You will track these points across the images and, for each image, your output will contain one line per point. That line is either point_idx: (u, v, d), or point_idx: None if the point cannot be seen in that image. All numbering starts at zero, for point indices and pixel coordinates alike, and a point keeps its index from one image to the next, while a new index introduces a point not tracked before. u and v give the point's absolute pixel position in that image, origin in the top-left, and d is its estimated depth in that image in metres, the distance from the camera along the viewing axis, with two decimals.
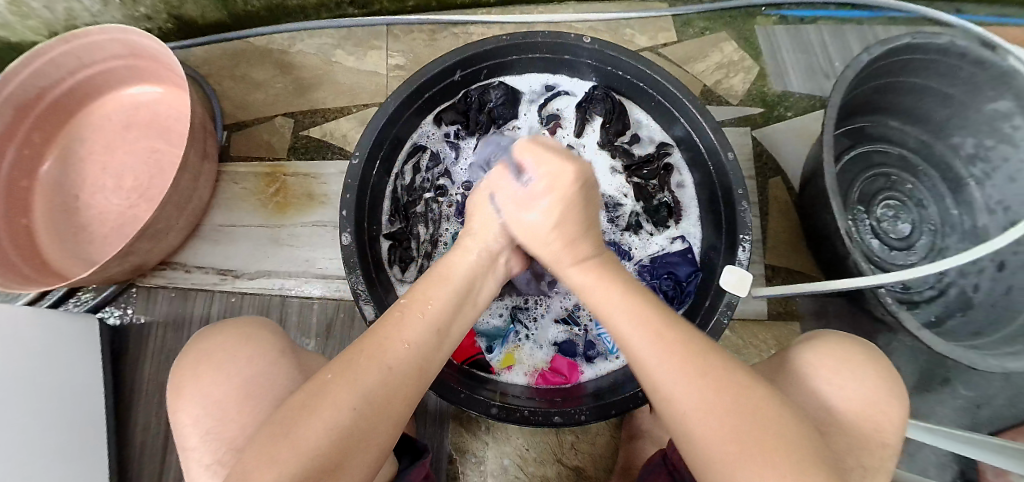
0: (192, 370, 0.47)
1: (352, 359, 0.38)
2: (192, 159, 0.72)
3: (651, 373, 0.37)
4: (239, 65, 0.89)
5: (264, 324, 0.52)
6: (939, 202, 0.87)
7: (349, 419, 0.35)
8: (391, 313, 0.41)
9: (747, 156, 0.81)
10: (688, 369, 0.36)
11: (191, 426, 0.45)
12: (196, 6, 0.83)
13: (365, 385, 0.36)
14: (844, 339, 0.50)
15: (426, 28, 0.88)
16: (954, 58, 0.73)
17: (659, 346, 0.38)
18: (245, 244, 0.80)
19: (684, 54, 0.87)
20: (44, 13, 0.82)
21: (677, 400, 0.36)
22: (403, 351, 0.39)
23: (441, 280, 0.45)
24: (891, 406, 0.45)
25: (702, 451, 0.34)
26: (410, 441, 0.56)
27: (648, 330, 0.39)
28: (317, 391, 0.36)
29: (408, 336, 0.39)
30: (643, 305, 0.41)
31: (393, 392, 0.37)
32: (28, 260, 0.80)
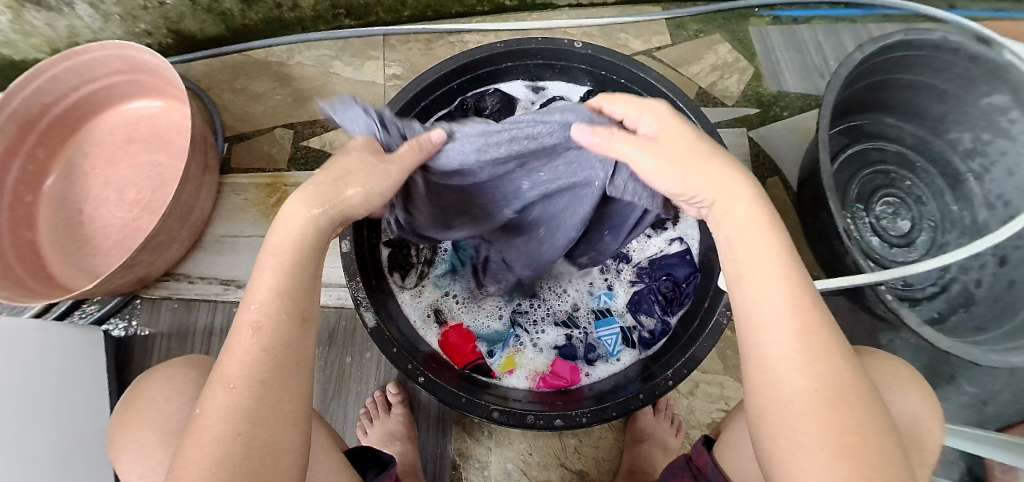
0: (126, 417, 0.48)
1: (215, 383, 0.34)
2: (193, 171, 0.73)
3: (772, 355, 0.33)
4: (239, 77, 0.90)
5: (182, 360, 0.51)
6: (937, 198, 0.87)
7: (239, 431, 0.32)
8: (237, 325, 0.35)
9: (743, 156, 0.82)
10: (816, 362, 0.32)
11: (171, 449, 0.45)
12: (196, 20, 0.84)
13: (238, 405, 0.33)
14: (901, 364, 0.48)
15: (422, 37, 0.89)
16: (949, 54, 0.73)
17: (797, 334, 0.33)
18: (246, 256, 0.81)
19: (679, 56, 0.88)
20: (47, 31, 0.84)
21: (791, 387, 0.32)
22: (251, 362, 0.34)
23: (280, 256, 0.37)
24: (931, 423, 0.45)
25: (787, 434, 0.31)
26: (373, 452, 0.54)
27: (792, 315, 0.33)
28: (192, 428, 0.33)
29: (262, 340, 0.34)
30: (804, 288, 0.35)
31: (274, 400, 0.34)
32: (33, 275, 0.81)
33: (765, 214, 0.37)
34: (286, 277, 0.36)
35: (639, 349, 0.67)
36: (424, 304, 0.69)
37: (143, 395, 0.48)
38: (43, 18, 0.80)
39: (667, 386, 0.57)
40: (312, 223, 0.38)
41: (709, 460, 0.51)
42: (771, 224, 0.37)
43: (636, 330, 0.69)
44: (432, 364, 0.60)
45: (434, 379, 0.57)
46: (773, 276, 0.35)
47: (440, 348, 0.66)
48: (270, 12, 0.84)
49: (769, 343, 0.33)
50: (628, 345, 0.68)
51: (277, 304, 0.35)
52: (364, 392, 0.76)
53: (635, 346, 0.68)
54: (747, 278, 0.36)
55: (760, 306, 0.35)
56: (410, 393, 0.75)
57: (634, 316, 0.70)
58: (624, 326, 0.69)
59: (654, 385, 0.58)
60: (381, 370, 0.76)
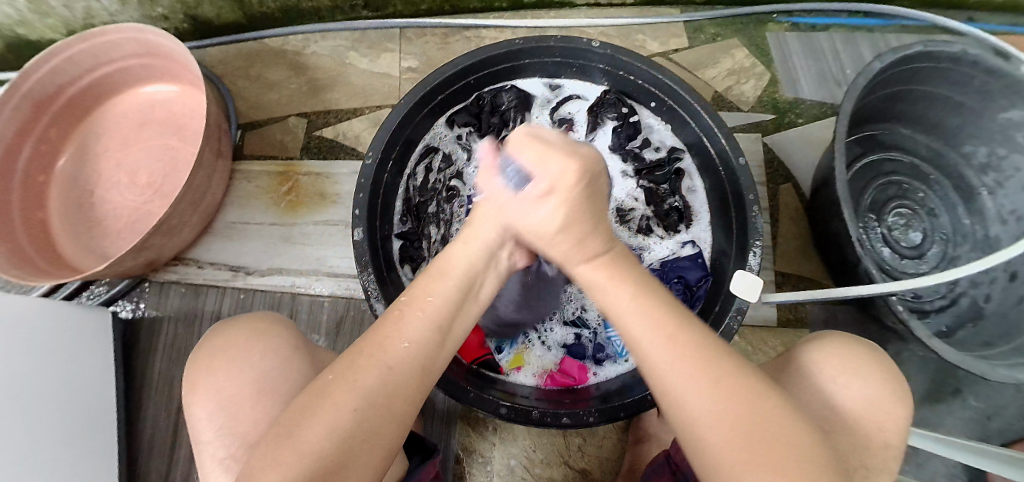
0: (207, 364, 0.48)
1: (348, 362, 0.37)
2: (206, 157, 0.73)
3: (677, 388, 0.36)
4: (254, 65, 0.90)
5: (276, 319, 0.52)
6: (951, 211, 0.86)
7: (356, 409, 0.35)
8: (387, 315, 0.40)
9: (756, 162, 0.81)
10: (714, 386, 0.35)
11: (242, 405, 0.46)
12: (214, 6, 0.85)
13: (366, 386, 0.36)
14: (859, 346, 0.49)
15: (439, 31, 0.89)
16: (967, 66, 0.73)
17: (690, 364, 0.36)
18: (257, 242, 0.80)
19: (695, 59, 0.88)
20: (66, 12, 0.84)
21: (696, 411, 0.35)
22: (403, 352, 0.38)
23: (449, 269, 0.43)
24: (891, 407, 0.45)
25: (708, 455, 0.35)
26: (421, 440, 0.58)
27: (674, 344, 0.37)
28: (318, 396, 0.36)
29: (409, 332, 0.39)
30: (675, 318, 0.39)
31: (393, 391, 0.37)
32: (42, 254, 0.81)
33: (604, 264, 0.43)
34: (445, 288, 0.42)
35: None
36: None
37: (206, 358, 0.49)
38: None
39: None
40: (478, 253, 0.45)
41: (687, 458, 0.52)
42: (617, 278, 0.42)
43: None
44: None
45: (443, 372, 0.57)
46: (644, 320, 0.39)
47: None
48: (288, 0, 0.84)
49: (673, 380, 0.36)
50: None
51: (430, 313, 0.40)
52: None
53: None
54: (625, 328, 0.40)
55: (644, 342, 0.38)
56: None
57: None
58: None
59: None
60: None
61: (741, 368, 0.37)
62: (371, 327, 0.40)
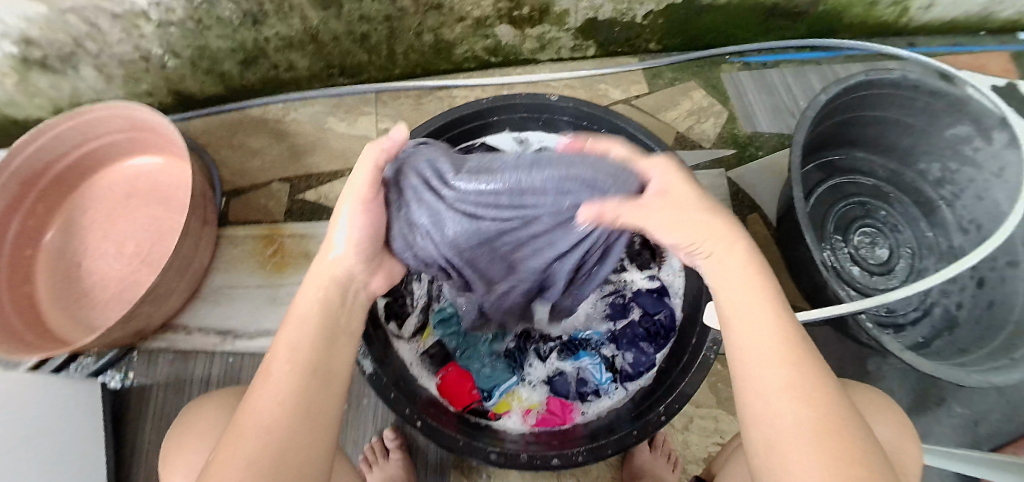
0: (180, 439, 0.52)
1: (233, 432, 0.36)
2: (193, 225, 0.75)
3: (767, 396, 0.35)
4: (236, 135, 0.93)
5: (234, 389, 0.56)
6: (914, 226, 0.92)
7: (253, 472, 0.33)
8: (258, 374, 0.39)
9: (723, 196, 0.85)
10: (805, 400, 0.35)
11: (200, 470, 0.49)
12: (196, 81, 0.89)
13: (246, 450, 0.34)
14: (873, 391, 0.52)
15: (412, 93, 0.94)
16: (910, 90, 0.80)
17: (795, 391, 0.35)
18: (243, 305, 0.83)
19: (656, 104, 0.93)
20: (51, 92, 0.87)
21: (789, 416, 0.34)
22: (274, 409, 0.37)
23: (294, 313, 0.43)
24: (910, 445, 0.49)
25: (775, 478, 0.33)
26: None
27: (781, 358, 0.36)
28: (208, 476, 0.34)
29: (277, 393, 0.37)
30: (798, 338, 0.38)
31: (291, 436, 0.36)
32: (31, 330, 0.82)
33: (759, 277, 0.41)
34: (303, 355, 0.40)
35: (626, 378, 0.70)
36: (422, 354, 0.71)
37: (177, 436, 0.53)
38: (49, 80, 0.84)
39: (661, 421, 0.59)
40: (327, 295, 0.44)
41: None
42: (769, 301, 0.40)
43: (620, 358, 0.71)
44: (431, 409, 0.62)
45: (433, 423, 0.59)
46: (758, 306, 0.39)
47: (440, 392, 0.67)
48: (268, 72, 0.89)
49: (781, 411, 0.35)
50: (615, 373, 0.70)
51: (299, 357, 0.40)
52: (362, 438, 0.76)
53: (621, 376, 0.70)
54: (731, 325, 0.40)
55: (758, 368, 0.37)
56: (408, 437, 0.76)
57: (616, 346, 0.72)
58: (607, 355, 0.72)
59: (647, 420, 0.60)
60: (378, 415, 0.77)
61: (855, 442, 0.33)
62: (250, 389, 0.39)
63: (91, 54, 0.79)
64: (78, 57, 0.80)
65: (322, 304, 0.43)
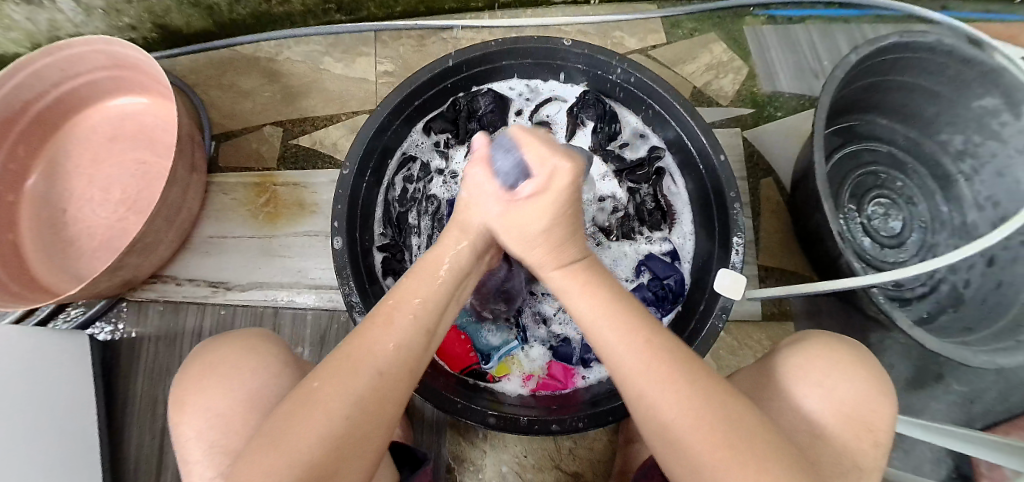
0: (194, 384, 0.48)
1: (345, 361, 0.37)
2: (180, 172, 0.71)
3: (646, 392, 0.37)
4: (226, 73, 0.88)
5: (264, 334, 0.53)
6: (930, 200, 0.89)
7: (348, 415, 0.35)
8: (375, 315, 0.39)
9: (737, 157, 0.82)
10: (681, 390, 0.36)
11: (232, 421, 0.45)
12: (182, 15, 0.82)
13: (359, 387, 0.36)
14: (844, 345, 0.49)
15: (415, 33, 0.88)
16: (942, 56, 0.74)
17: (668, 383, 0.36)
18: (234, 256, 0.80)
19: (674, 56, 0.87)
20: (26, 25, 0.81)
21: (654, 395, 0.36)
22: (389, 352, 0.37)
23: (426, 269, 0.42)
24: (880, 404, 0.46)
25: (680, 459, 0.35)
26: (408, 450, 0.57)
27: (652, 368, 0.36)
28: (306, 396, 0.36)
29: (394, 337, 0.38)
30: (644, 324, 0.39)
31: (383, 395, 0.36)
32: (15, 278, 0.79)
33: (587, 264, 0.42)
34: (424, 305, 0.40)
35: None
36: None
37: (189, 374, 0.48)
38: (23, 11, 0.77)
39: None
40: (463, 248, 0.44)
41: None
42: (595, 286, 0.41)
43: None
44: (428, 369, 0.59)
45: (429, 384, 0.56)
46: (583, 289, 0.41)
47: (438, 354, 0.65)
48: (258, 6, 0.82)
49: (670, 419, 0.35)
50: None
51: (418, 310, 0.39)
52: None
53: None
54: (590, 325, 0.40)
55: (638, 381, 0.37)
56: None
57: None
58: None
59: None
60: None
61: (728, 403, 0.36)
62: (357, 329, 0.39)
63: None
64: None
65: (451, 269, 0.42)
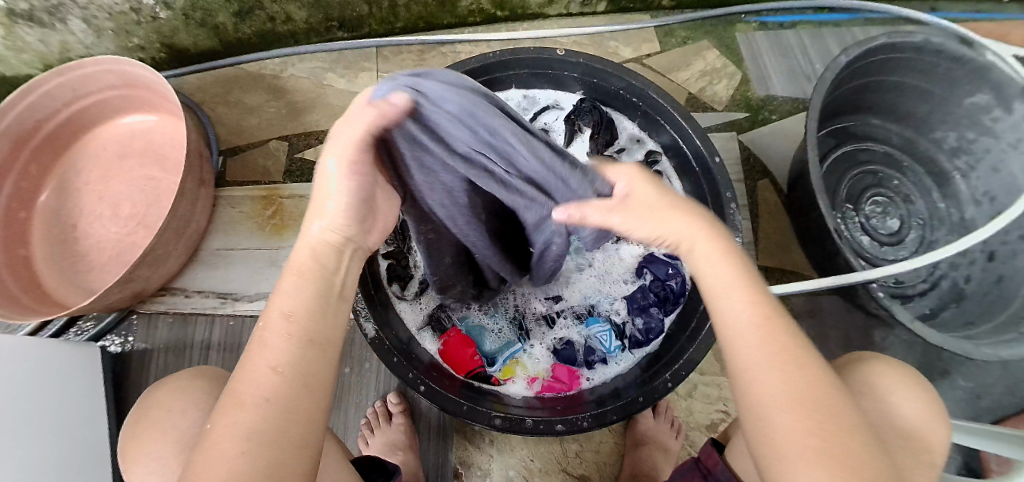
0: (135, 436, 0.49)
1: (227, 399, 0.33)
2: (189, 186, 0.73)
3: (749, 365, 0.34)
4: (232, 91, 0.90)
5: (202, 374, 0.53)
6: (927, 197, 0.90)
7: (247, 449, 0.30)
8: (249, 351, 0.35)
9: (733, 160, 0.84)
10: (784, 364, 0.33)
11: (170, 467, 0.45)
12: (189, 35, 0.84)
13: (246, 422, 0.31)
14: (902, 366, 0.49)
15: (415, 48, 0.90)
16: (932, 55, 0.76)
17: (772, 352, 0.34)
18: (242, 268, 0.82)
19: (668, 63, 0.90)
20: (38, 47, 0.83)
21: (754, 365, 0.34)
22: (274, 378, 0.33)
23: (304, 276, 0.37)
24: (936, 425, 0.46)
25: (766, 435, 0.32)
26: (378, 463, 0.55)
27: (764, 346, 0.34)
28: (200, 443, 0.31)
29: (279, 360, 0.34)
30: (769, 301, 0.36)
31: (286, 420, 0.32)
32: (27, 292, 0.80)
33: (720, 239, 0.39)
34: (298, 322, 0.36)
35: (635, 347, 0.69)
36: (424, 313, 0.70)
37: (134, 428, 0.50)
38: (35, 34, 0.80)
39: (666, 388, 0.57)
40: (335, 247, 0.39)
41: (718, 460, 0.52)
42: (731, 254, 0.38)
43: (629, 326, 0.70)
44: (434, 373, 0.61)
45: (435, 387, 0.57)
46: (702, 239, 0.39)
47: (443, 358, 0.67)
48: (263, 25, 0.84)
49: (764, 396, 0.33)
50: (623, 342, 0.69)
51: (295, 324, 0.35)
52: (364, 403, 0.76)
53: (630, 345, 0.69)
54: (715, 293, 0.38)
55: (744, 355, 0.34)
56: (411, 403, 0.76)
57: (625, 313, 0.71)
58: (616, 323, 0.71)
59: (653, 387, 0.58)
60: (380, 381, 0.77)
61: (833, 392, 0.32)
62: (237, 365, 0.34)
63: (78, 5, 0.74)
64: (64, 9, 0.75)
65: (316, 272, 0.38)
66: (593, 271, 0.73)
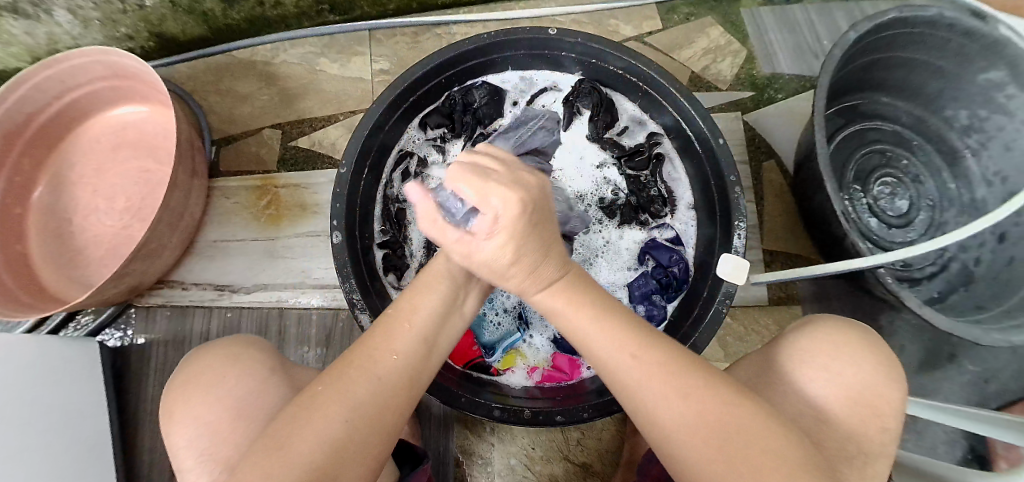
0: (182, 394, 0.48)
1: (348, 368, 0.38)
2: (182, 177, 0.71)
3: (651, 399, 0.37)
4: (224, 79, 0.88)
5: (256, 342, 0.52)
6: (936, 176, 0.87)
7: (346, 419, 0.35)
8: (372, 332, 0.40)
9: (737, 140, 0.81)
10: (682, 395, 0.36)
11: (218, 433, 0.46)
12: (177, 22, 0.82)
13: (355, 395, 0.36)
14: (858, 331, 0.49)
15: (409, 30, 0.88)
16: (944, 30, 0.73)
17: (667, 390, 0.36)
18: (239, 259, 0.81)
19: (671, 41, 0.87)
20: (26, 39, 0.81)
21: (667, 418, 0.36)
22: (391, 364, 0.38)
23: (420, 298, 0.42)
24: (886, 388, 0.45)
25: (677, 461, 0.36)
26: (410, 448, 0.55)
27: (651, 373, 0.37)
28: (307, 405, 0.36)
29: (394, 345, 0.39)
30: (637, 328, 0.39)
31: (383, 405, 0.37)
32: (26, 289, 0.80)
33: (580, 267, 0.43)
34: (423, 325, 0.41)
35: None
36: None
37: (177, 386, 0.49)
38: (21, 26, 0.78)
39: None
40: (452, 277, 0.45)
41: None
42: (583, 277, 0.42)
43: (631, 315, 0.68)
44: None
45: (433, 378, 0.56)
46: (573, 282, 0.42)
47: None
48: (252, 10, 0.82)
49: (664, 417, 0.36)
50: None
51: (414, 326, 0.41)
52: None
53: None
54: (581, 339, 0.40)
55: (638, 390, 0.37)
56: None
57: (627, 300, 0.70)
58: None
59: None
60: None
61: (744, 415, 0.36)
62: (357, 342, 0.40)
63: None
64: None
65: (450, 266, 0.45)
66: (595, 256, 0.72)
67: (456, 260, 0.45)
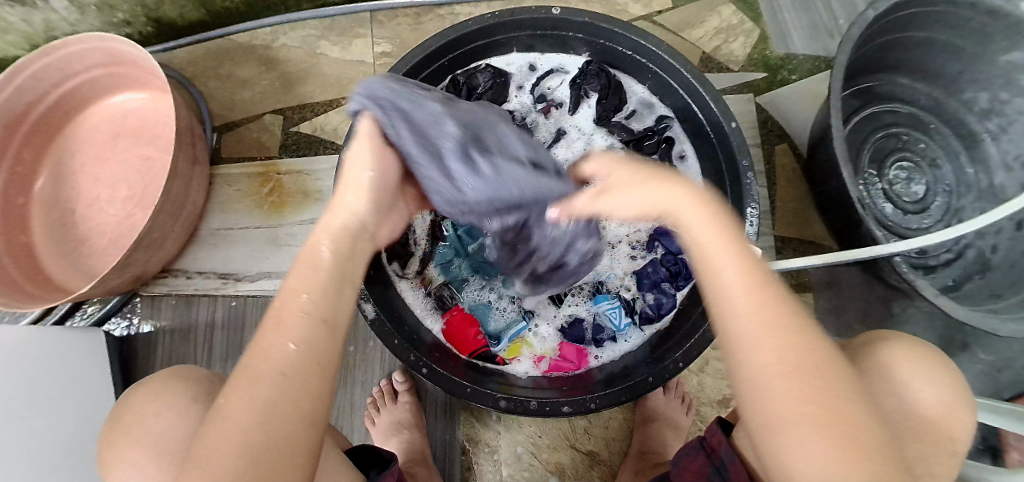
0: (110, 439, 0.45)
1: (243, 376, 0.32)
2: (181, 165, 0.70)
3: (746, 336, 0.33)
4: (223, 63, 0.86)
5: (177, 371, 0.49)
6: (954, 161, 0.85)
7: (259, 422, 0.30)
8: (267, 323, 0.35)
9: (750, 123, 0.79)
10: (782, 337, 0.32)
11: (149, 471, 0.42)
12: (175, 6, 0.80)
13: (264, 397, 0.31)
14: (928, 351, 0.45)
15: (410, 10, 0.85)
16: (966, 9, 0.70)
17: (775, 333, 0.32)
18: (243, 247, 0.80)
19: (681, 21, 0.84)
20: (23, 27, 0.80)
21: (758, 359, 0.32)
22: (289, 354, 0.33)
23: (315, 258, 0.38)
24: (960, 413, 0.42)
25: (762, 407, 0.31)
26: (375, 452, 0.53)
27: (756, 313, 0.33)
28: (216, 416, 0.31)
29: (287, 334, 0.34)
30: (760, 269, 0.35)
31: (299, 393, 0.32)
32: (32, 280, 0.80)
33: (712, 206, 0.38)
34: (317, 300, 0.35)
35: (645, 325, 0.66)
36: (425, 295, 0.68)
37: (110, 429, 0.46)
38: (17, 13, 0.76)
39: (678, 368, 0.55)
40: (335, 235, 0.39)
41: (722, 439, 0.51)
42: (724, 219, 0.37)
43: (639, 302, 0.67)
44: (436, 355, 0.59)
45: (438, 369, 0.56)
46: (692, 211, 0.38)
47: (446, 339, 0.65)
48: None
49: (754, 358, 0.32)
50: (633, 319, 0.67)
51: (311, 302, 0.35)
52: (370, 380, 0.75)
53: (640, 322, 0.67)
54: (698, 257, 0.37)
55: (738, 323, 0.33)
56: (417, 382, 0.74)
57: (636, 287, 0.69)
58: (625, 299, 0.68)
59: (664, 367, 0.56)
60: (385, 359, 0.75)
61: (849, 389, 0.30)
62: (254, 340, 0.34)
63: None
64: None
65: (333, 252, 0.38)
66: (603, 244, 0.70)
67: (340, 217, 0.41)
